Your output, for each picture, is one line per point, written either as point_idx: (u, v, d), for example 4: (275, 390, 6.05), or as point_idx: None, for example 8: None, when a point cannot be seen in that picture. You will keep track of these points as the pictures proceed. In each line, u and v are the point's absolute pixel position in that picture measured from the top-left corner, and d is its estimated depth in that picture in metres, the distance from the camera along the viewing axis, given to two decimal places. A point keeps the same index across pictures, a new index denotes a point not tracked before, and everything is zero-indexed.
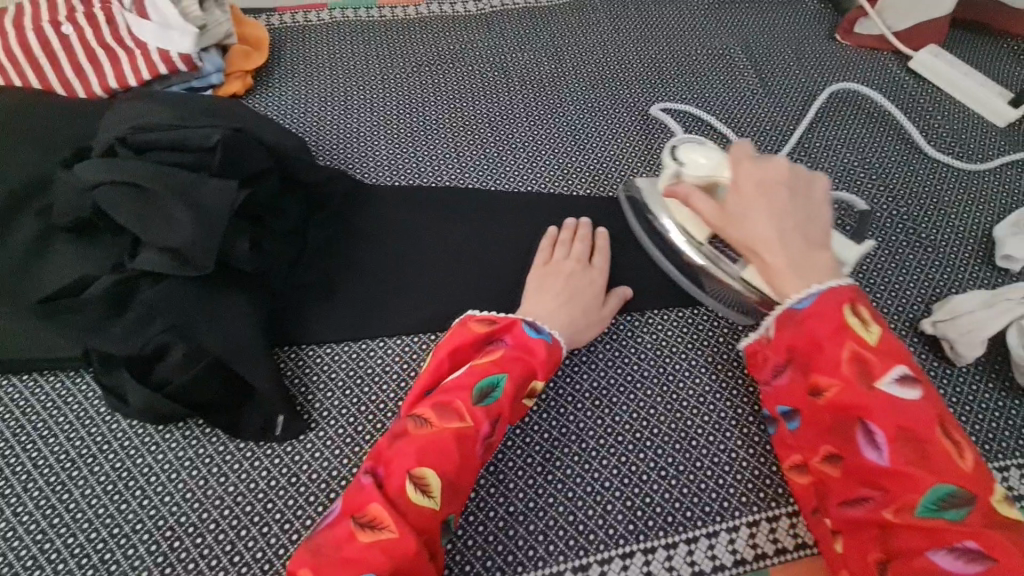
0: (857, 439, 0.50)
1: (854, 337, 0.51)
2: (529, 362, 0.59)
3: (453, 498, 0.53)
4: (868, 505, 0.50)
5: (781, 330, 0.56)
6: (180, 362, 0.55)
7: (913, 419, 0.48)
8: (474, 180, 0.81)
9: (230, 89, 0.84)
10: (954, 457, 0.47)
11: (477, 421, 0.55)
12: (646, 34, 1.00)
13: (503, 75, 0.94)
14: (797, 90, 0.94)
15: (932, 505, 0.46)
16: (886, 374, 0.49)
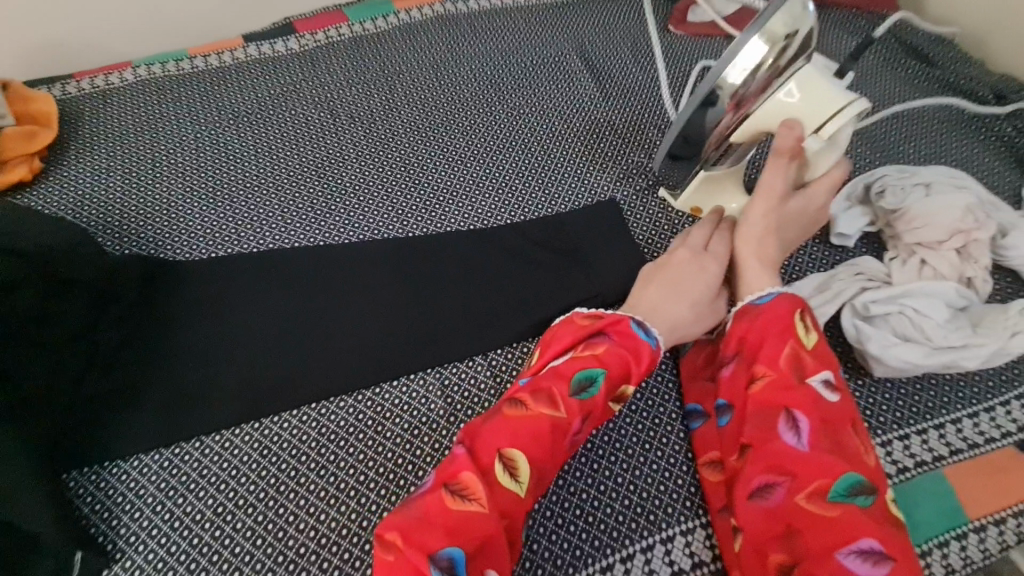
0: (778, 424, 0.54)
1: (796, 340, 0.57)
2: (642, 347, 0.59)
3: (537, 485, 0.53)
4: (777, 491, 0.52)
5: (734, 333, 0.61)
6: None
7: (836, 416, 0.53)
8: (299, 236, 0.75)
9: (12, 177, 0.76)
10: (862, 452, 0.52)
11: (572, 410, 0.54)
12: (482, 51, 0.97)
13: (330, 115, 0.88)
14: (637, 86, 0.93)
15: (843, 492, 0.50)
16: (817, 374, 0.55)
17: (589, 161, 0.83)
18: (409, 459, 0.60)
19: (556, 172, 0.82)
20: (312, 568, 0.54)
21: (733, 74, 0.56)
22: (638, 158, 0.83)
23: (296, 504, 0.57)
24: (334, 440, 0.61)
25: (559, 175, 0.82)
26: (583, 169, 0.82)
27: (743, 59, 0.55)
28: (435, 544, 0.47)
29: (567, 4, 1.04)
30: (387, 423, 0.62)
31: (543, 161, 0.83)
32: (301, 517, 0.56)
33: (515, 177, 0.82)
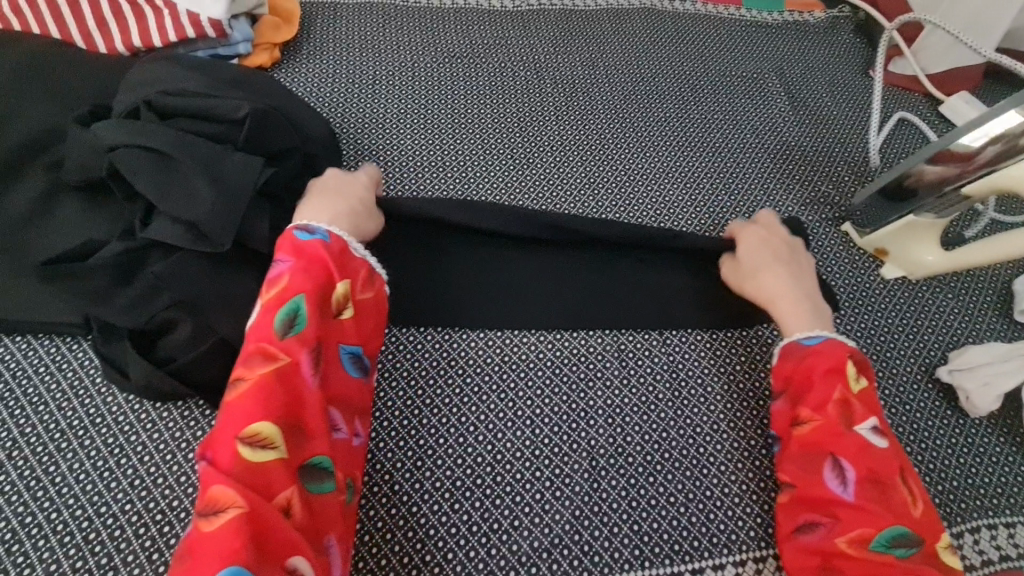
0: (823, 470, 0.53)
1: (845, 384, 0.55)
2: (329, 266, 0.55)
3: (301, 438, 0.48)
4: (820, 532, 0.52)
5: (784, 374, 0.59)
6: (186, 341, 0.53)
7: (881, 463, 0.52)
8: (498, 182, 0.80)
9: (256, 61, 0.82)
10: (907, 502, 0.51)
11: (293, 353, 0.50)
12: (682, 51, 0.99)
13: (535, 76, 0.92)
14: (831, 120, 0.93)
15: (885, 542, 0.49)
16: (864, 420, 0.54)
17: (777, 180, 0.84)
18: (581, 407, 0.63)
19: (742, 180, 0.84)
20: (489, 478, 0.59)
21: (974, 137, 0.63)
22: (825, 188, 0.84)
23: (478, 418, 0.62)
24: (515, 369, 0.65)
25: (745, 184, 0.84)
26: (769, 185, 0.84)
27: (990, 127, 0.62)
28: (215, 561, 0.40)
29: (769, 27, 1.05)
30: (562, 367, 0.65)
31: (731, 167, 0.85)
32: (481, 430, 0.61)
33: (703, 176, 0.84)
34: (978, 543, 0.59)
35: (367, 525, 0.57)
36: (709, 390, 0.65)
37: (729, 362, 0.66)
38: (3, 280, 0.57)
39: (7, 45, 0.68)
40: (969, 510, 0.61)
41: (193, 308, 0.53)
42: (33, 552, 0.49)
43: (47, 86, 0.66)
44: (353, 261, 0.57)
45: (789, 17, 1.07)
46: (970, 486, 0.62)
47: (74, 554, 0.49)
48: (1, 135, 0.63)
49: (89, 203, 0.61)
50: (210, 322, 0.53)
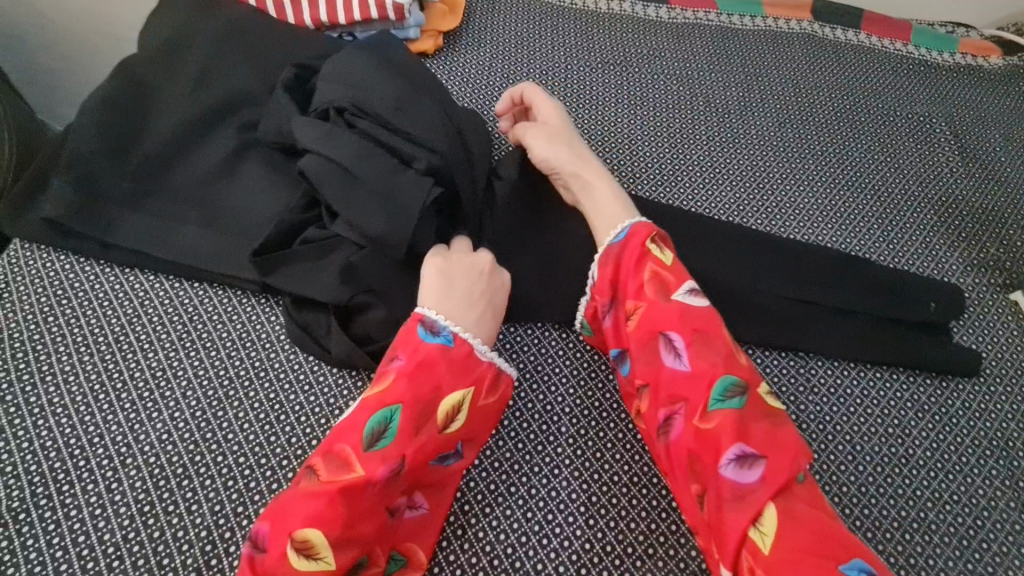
0: (659, 351, 0.54)
1: (653, 261, 0.57)
2: (439, 378, 0.51)
3: (353, 549, 0.47)
4: (675, 422, 0.52)
5: (604, 274, 0.59)
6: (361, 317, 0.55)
7: (701, 322, 0.54)
8: (644, 192, 0.78)
9: (421, 47, 0.84)
10: (729, 357, 0.53)
11: (370, 469, 0.48)
12: (840, 82, 0.95)
13: (686, 91, 0.90)
14: (1003, 177, 0.85)
15: (719, 397, 0.51)
16: (679, 288, 0.56)
17: (941, 234, 0.79)
18: None
19: (903, 229, 0.79)
20: (625, 500, 0.55)
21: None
22: (995, 250, 0.77)
23: (617, 434, 0.59)
24: None
25: (906, 233, 0.78)
26: (932, 238, 0.78)
27: None
28: None
29: (938, 67, 0.99)
30: None
31: (890, 213, 0.80)
32: (620, 446, 0.58)
33: (859, 218, 0.79)
34: None
35: (495, 526, 0.54)
36: (857, 451, 0.61)
37: (882, 420, 0.63)
38: (194, 229, 0.61)
39: (214, 7, 0.72)
40: None
41: (375, 285, 0.55)
42: (200, 490, 0.51)
43: (244, 49, 0.70)
44: (478, 368, 0.53)
45: (960, 60, 1.00)
46: None
47: (237, 499, 0.51)
48: (203, 90, 0.68)
49: (276, 167, 0.64)
50: (393, 304, 0.55)
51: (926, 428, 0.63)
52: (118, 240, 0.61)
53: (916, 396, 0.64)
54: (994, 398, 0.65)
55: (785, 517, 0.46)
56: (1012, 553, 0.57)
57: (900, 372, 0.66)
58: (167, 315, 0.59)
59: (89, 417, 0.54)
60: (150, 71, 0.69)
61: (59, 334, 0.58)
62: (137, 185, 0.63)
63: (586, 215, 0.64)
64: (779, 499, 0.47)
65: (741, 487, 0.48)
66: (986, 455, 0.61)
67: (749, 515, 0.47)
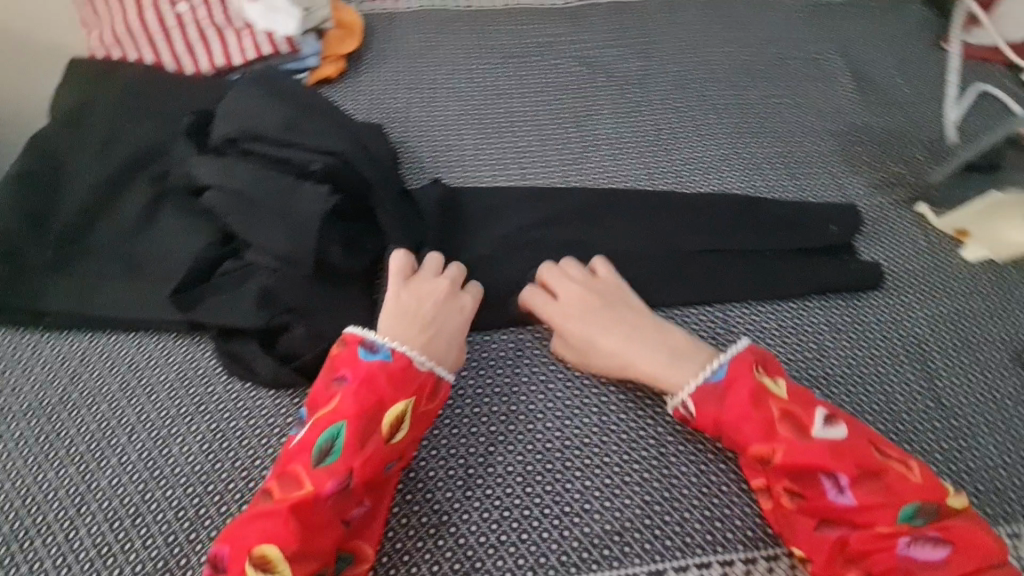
0: (819, 482, 0.52)
1: (773, 397, 0.55)
2: (382, 388, 0.53)
3: (308, 563, 0.48)
4: (826, 536, 0.51)
5: (709, 417, 0.56)
6: (287, 337, 0.58)
7: (856, 451, 0.52)
8: (556, 173, 0.81)
9: (324, 73, 0.86)
10: (904, 474, 0.51)
11: (318, 484, 0.50)
12: (735, 36, 0.98)
13: (587, 70, 0.93)
14: (900, 98, 0.88)
15: (905, 516, 0.50)
16: (812, 421, 0.54)
17: (845, 163, 0.81)
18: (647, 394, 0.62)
19: (808, 165, 0.81)
20: (558, 464, 0.58)
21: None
22: (898, 169, 0.80)
23: (545, 403, 0.62)
24: None
25: (811, 168, 0.81)
26: (837, 168, 0.81)
27: None
28: None
29: (831, 4, 1.02)
30: None
31: (795, 152, 0.83)
32: (548, 415, 0.61)
33: (765, 161, 0.82)
34: None
35: (435, 510, 0.56)
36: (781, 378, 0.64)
37: (802, 348, 0.66)
38: (122, 284, 0.64)
39: (115, 73, 0.76)
40: None
41: (291, 304, 0.58)
42: (153, 525, 0.54)
43: (148, 106, 0.73)
44: (419, 377, 0.55)
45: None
46: None
47: (189, 528, 0.54)
48: (113, 153, 0.71)
49: (190, 212, 0.67)
50: (312, 320, 0.58)
51: (846, 346, 0.66)
52: (51, 306, 0.64)
53: (831, 320, 0.67)
54: (905, 309, 0.68)
55: None
56: (936, 451, 0.59)
57: (814, 300, 0.69)
58: (107, 369, 0.62)
59: (42, 476, 0.57)
60: (60, 143, 0.72)
61: (6, 403, 0.61)
62: (62, 251, 0.66)
63: (628, 368, 0.61)
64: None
65: (929, 566, 0.49)
66: (902, 364, 0.64)
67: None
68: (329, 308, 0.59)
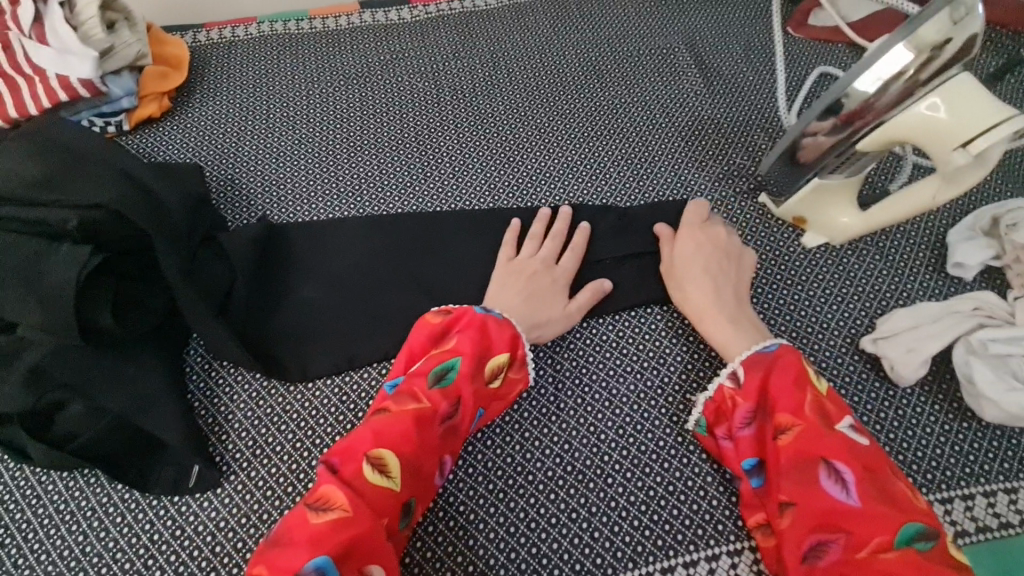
0: (820, 479, 0.49)
1: (812, 386, 0.53)
2: (493, 335, 0.58)
3: (411, 483, 0.51)
4: (830, 551, 0.47)
5: (753, 386, 0.55)
6: (64, 416, 0.53)
7: (870, 457, 0.49)
8: (394, 198, 0.78)
9: (144, 114, 0.81)
10: (911, 499, 0.47)
11: (435, 401, 0.53)
12: (587, 36, 0.96)
13: (434, 85, 0.90)
14: (748, 87, 0.88)
15: (904, 538, 0.45)
16: (842, 419, 0.51)
17: (690, 159, 0.80)
18: (490, 427, 0.61)
19: (652, 164, 0.80)
20: None
21: (865, 82, 0.56)
22: (740, 160, 0.80)
23: None
24: None
25: (655, 168, 0.80)
26: (681, 165, 0.80)
27: (881, 68, 0.55)
28: (307, 548, 0.43)
29: None
30: None
31: (641, 151, 0.82)
32: None
33: (610, 165, 0.80)
34: None
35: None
36: (621, 395, 0.62)
37: (640, 358, 0.64)
38: None
39: None
40: None
41: (65, 380, 0.53)
42: None
43: None
44: (522, 348, 0.60)
45: None
46: (903, 463, 0.58)
47: None
48: None
49: None
50: (88, 394, 0.53)
51: (686, 353, 0.64)
52: None
53: (677, 322, 0.66)
54: None
55: None
56: None
57: (654, 306, 0.67)
58: None
59: None
60: None
61: None
62: None
63: (697, 316, 0.62)
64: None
65: None
66: None
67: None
68: (110, 380, 0.53)
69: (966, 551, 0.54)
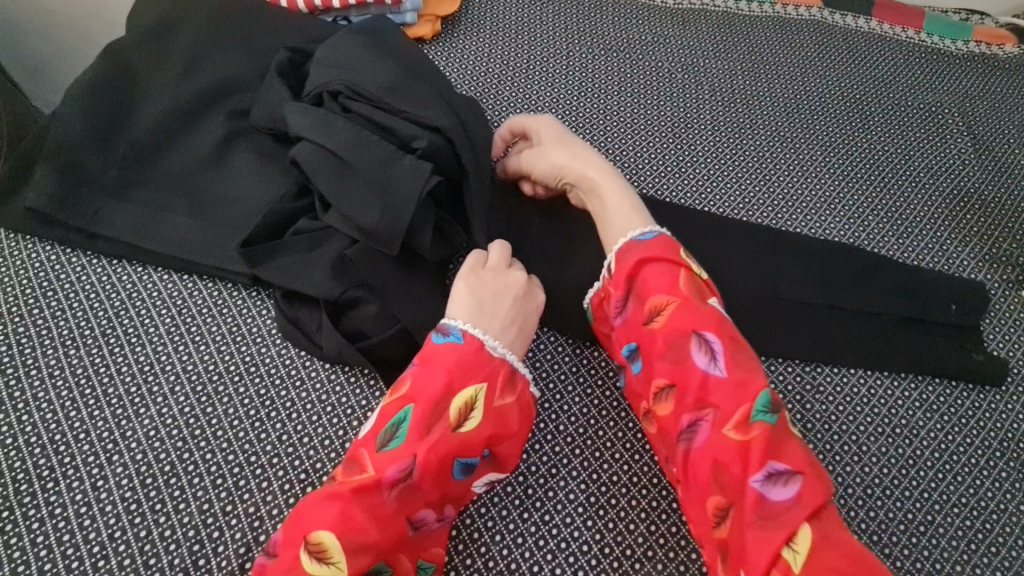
0: (690, 350, 0.52)
1: (696, 279, 0.55)
2: (452, 372, 0.49)
3: (372, 557, 0.45)
4: (701, 429, 0.50)
5: (626, 266, 0.56)
6: (360, 314, 0.54)
7: (732, 334, 0.53)
8: (647, 183, 0.76)
9: (421, 32, 0.82)
10: (748, 372, 0.51)
11: (380, 468, 0.47)
12: (851, 71, 0.92)
13: (691, 79, 0.87)
14: (1018, 172, 0.83)
15: (760, 408, 0.49)
16: (710, 296, 0.55)
17: (953, 228, 0.76)
18: None
19: (914, 223, 0.76)
20: (643, 502, 0.55)
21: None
22: (1007, 244, 0.75)
23: (616, 433, 0.58)
24: None
25: (916, 227, 0.76)
26: (943, 231, 0.76)
27: None
28: None
29: (952, 56, 0.96)
30: None
31: (901, 206, 0.78)
32: (619, 446, 0.57)
33: (868, 211, 0.77)
34: None
35: (512, 530, 0.53)
36: (870, 453, 0.60)
37: (889, 421, 0.61)
38: (183, 218, 0.59)
39: None
40: None
41: (367, 279, 0.53)
42: (188, 488, 0.50)
43: (236, 32, 0.68)
44: (491, 362, 0.51)
45: (975, 49, 0.97)
46: None
47: (225, 497, 0.50)
48: (194, 75, 0.65)
49: (269, 155, 0.62)
50: (385, 298, 0.53)
51: (940, 431, 0.61)
52: (107, 230, 0.59)
53: (931, 397, 0.63)
54: (1002, 398, 0.63)
55: (822, 540, 0.45)
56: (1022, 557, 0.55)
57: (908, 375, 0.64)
58: (153, 308, 0.58)
59: (74, 413, 0.53)
60: (138, 56, 0.66)
61: (45, 326, 0.57)
62: (122, 175, 0.61)
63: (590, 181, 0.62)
64: (815, 521, 0.46)
65: (777, 506, 0.47)
66: (995, 458, 0.60)
67: (783, 533, 0.45)
68: (407, 291, 0.54)
69: None
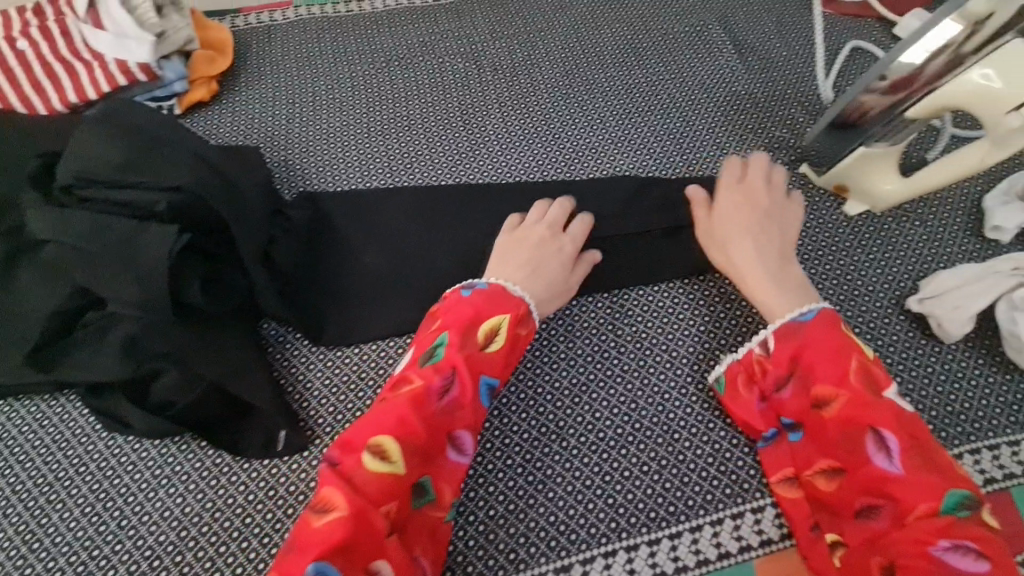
0: (865, 444, 0.50)
1: (862, 357, 0.54)
2: (483, 309, 0.59)
3: (417, 466, 0.52)
4: (875, 513, 0.49)
5: (788, 350, 0.57)
6: (164, 387, 0.55)
7: (910, 424, 0.50)
8: (445, 175, 0.80)
9: (194, 97, 0.82)
10: (948, 468, 0.48)
11: (426, 378, 0.54)
12: (620, 16, 0.97)
13: (473, 66, 0.91)
14: (779, 66, 0.89)
15: (950, 506, 0.46)
16: (886, 389, 0.52)
17: (730, 133, 0.82)
18: (556, 391, 0.64)
19: (695, 139, 0.82)
20: (487, 464, 0.61)
21: (913, 53, 0.59)
22: (780, 132, 0.82)
23: None
24: None
25: (698, 142, 0.82)
26: (722, 138, 0.82)
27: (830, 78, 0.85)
28: (315, 546, 0.44)
29: None
30: (536, 352, 0.67)
31: (682, 126, 0.83)
32: None
33: (653, 140, 0.82)
34: (963, 469, 0.60)
35: None
36: (679, 357, 0.66)
37: (694, 322, 0.67)
38: None
39: None
40: (941, 439, 0.61)
41: (159, 352, 0.55)
42: None
43: None
44: (514, 299, 0.60)
45: None
46: (946, 413, 0.62)
47: None
48: None
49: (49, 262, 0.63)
50: (183, 363, 0.55)
51: (739, 317, 0.67)
52: None
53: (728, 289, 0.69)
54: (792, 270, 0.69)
55: None
56: None
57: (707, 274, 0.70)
58: None
59: None
60: None
61: None
62: None
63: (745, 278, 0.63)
64: None
65: None
66: None
67: None
68: (205, 351, 0.56)
69: (1010, 493, 0.59)
